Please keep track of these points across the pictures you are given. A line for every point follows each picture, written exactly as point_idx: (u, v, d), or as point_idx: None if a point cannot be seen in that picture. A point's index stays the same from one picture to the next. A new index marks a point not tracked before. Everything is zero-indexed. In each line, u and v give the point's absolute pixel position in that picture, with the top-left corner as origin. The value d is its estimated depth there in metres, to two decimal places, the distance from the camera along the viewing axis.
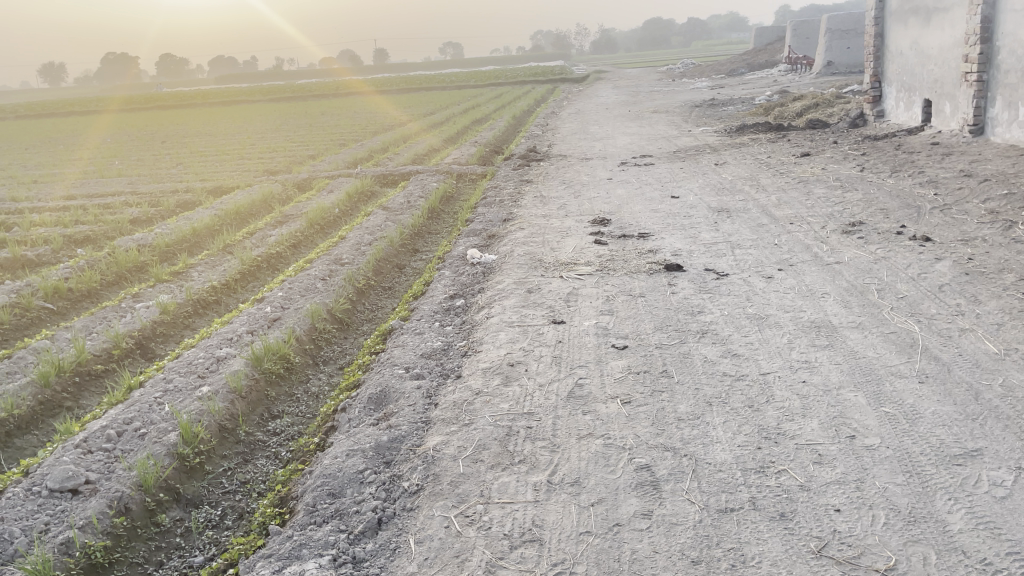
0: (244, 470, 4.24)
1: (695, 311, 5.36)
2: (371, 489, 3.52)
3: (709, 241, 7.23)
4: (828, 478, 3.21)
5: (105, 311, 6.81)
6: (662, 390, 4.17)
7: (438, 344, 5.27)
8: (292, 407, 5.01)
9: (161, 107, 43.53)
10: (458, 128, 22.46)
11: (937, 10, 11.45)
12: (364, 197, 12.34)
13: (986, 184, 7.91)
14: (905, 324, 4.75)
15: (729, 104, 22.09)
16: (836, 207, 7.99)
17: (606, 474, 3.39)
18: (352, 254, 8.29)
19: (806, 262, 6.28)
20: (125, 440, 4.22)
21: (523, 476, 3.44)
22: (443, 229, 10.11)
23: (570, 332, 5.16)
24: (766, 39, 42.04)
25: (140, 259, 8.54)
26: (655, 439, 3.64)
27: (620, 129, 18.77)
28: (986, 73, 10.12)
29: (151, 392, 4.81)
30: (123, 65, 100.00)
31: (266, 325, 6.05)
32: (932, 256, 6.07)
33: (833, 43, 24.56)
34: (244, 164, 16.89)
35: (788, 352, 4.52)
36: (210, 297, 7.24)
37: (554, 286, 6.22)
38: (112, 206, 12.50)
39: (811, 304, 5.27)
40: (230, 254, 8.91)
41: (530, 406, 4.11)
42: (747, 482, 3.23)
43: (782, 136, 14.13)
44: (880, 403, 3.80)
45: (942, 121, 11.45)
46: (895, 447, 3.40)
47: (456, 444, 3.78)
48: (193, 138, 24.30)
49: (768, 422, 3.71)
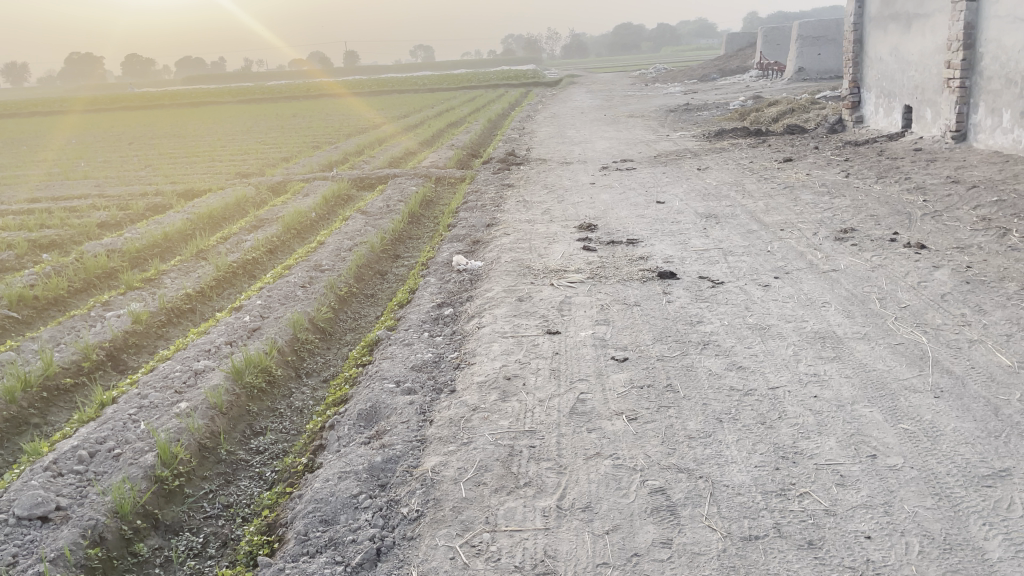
0: (226, 492, 3.99)
1: (694, 322, 5.18)
2: (367, 516, 3.29)
3: (699, 247, 7.08)
4: (854, 502, 3.05)
5: (73, 321, 6.49)
6: (668, 406, 3.98)
7: (429, 356, 5.04)
8: (275, 423, 4.76)
9: (127, 108, 42.68)
10: (434, 130, 22.19)
11: (918, 16, 11.45)
12: (341, 201, 12.04)
13: (975, 191, 7.85)
14: (913, 335, 4.62)
15: (705, 109, 22.08)
16: (825, 213, 7.90)
17: (619, 499, 3.19)
18: (332, 260, 8.03)
19: (802, 269, 6.14)
20: (98, 462, 3.95)
21: (530, 501, 3.23)
22: (423, 234, 9.87)
23: (566, 344, 4.96)
24: (737, 44, 42.13)
25: (109, 265, 8.22)
26: (666, 459, 3.46)
27: (598, 133, 18.64)
28: (969, 79, 10.12)
29: (126, 408, 4.53)
30: (87, 64, 98.35)
31: (245, 336, 5.78)
32: (929, 264, 5.97)
33: (804, 50, 24.68)
34: (216, 167, 16.54)
35: (795, 364, 4.37)
36: (184, 304, 6.95)
37: (545, 294, 6.02)
38: (79, 210, 12.09)
39: (814, 314, 5.13)
40: (203, 259, 8.59)
41: (531, 424, 3.90)
42: (769, 507, 3.06)
43: (763, 141, 14.09)
44: (897, 420, 3.65)
45: (923, 127, 11.47)
46: (920, 467, 3.25)
47: (456, 466, 3.56)
48: (162, 139, 23.88)
49: (783, 441, 3.55)
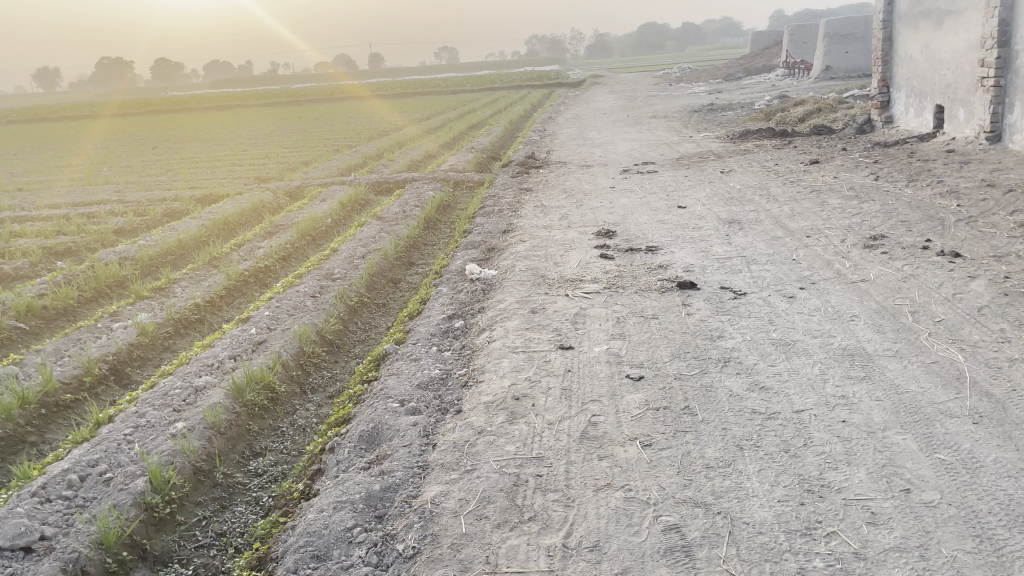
0: (220, 519, 3.82)
1: (715, 337, 4.92)
2: (361, 552, 3.10)
3: (721, 255, 6.82)
4: (886, 544, 2.80)
5: (79, 332, 6.36)
6: (685, 430, 3.74)
7: (436, 372, 4.84)
8: (275, 443, 4.58)
9: (155, 112, 43.08)
10: (456, 133, 22.03)
11: (950, 13, 11.07)
12: (358, 206, 11.92)
13: (1012, 195, 7.50)
14: (948, 353, 4.34)
15: (730, 109, 21.68)
16: (853, 219, 7.60)
17: (630, 537, 2.96)
18: (344, 268, 7.86)
19: (829, 279, 5.87)
20: (88, 487, 3.79)
21: (533, 539, 3.01)
22: (439, 240, 9.71)
23: (579, 360, 4.73)
24: (763, 43, 41.35)
25: (121, 273, 8.13)
26: (682, 492, 3.22)
27: (619, 135, 18.36)
28: (1004, 78, 9.75)
29: (121, 428, 4.38)
30: (115, 69, 99.75)
31: (250, 349, 5.62)
32: (965, 274, 5.67)
33: (832, 48, 24.17)
34: (236, 171, 16.49)
35: (821, 385, 4.10)
36: (192, 315, 6.82)
37: (560, 306, 5.80)
38: (97, 215, 12.07)
39: (841, 328, 4.86)
40: (216, 267, 8.47)
41: (539, 449, 3.68)
42: (793, 549, 2.82)
43: (789, 142, 13.76)
44: (933, 449, 3.38)
45: (955, 127, 11.09)
46: (958, 504, 2.99)
47: (457, 497, 3.35)
48: (185, 143, 23.99)
49: (808, 471, 3.29)
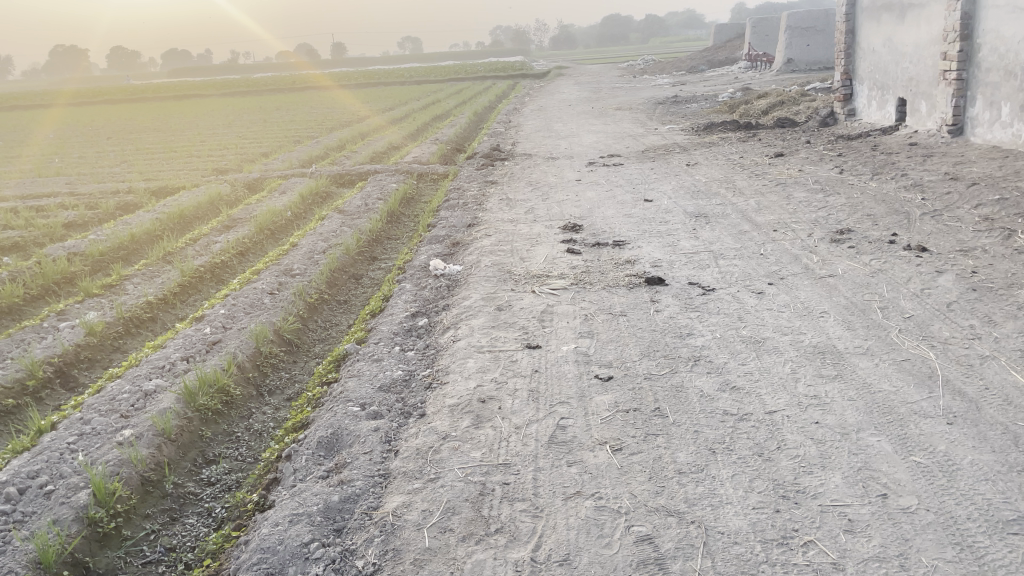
0: (170, 533, 3.62)
1: (684, 335, 4.82)
2: (318, 569, 2.94)
3: (689, 250, 6.73)
4: (865, 554, 2.71)
5: (23, 332, 6.08)
6: (657, 434, 3.62)
7: (399, 374, 4.68)
8: (230, 449, 4.38)
9: (110, 101, 41.94)
10: (420, 125, 21.74)
11: (913, 6, 11.10)
12: (319, 199, 11.65)
13: (975, 188, 7.52)
14: (919, 350, 4.29)
15: (694, 101, 21.65)
16: (819, 213, 7.56)
17: (600, 550, 2.83)
18: (304, 264, 7.62)
19: (797, 275, 5.80)
20: (27, 501, 3.56)
21: (500, 553, 2.87)
22: (403, 234, 9.51)
23: (547, 360, 4.59)
24: (725, 36, 41.53)
25: (69, 269, 7.81)
26: (654, 500, 3.10)
27: (585, 127, 18.26)
28: (966, 71, 9.79)
29: (65, 437, 4.14)
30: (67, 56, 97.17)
31: (203, 351, 5.39)
32: (932, 269, 5.63)
33: (793, 41, 24.30)
34: (192, 163, 16.05)
35: (794, 385, 4.01)
36: (144, 313, 6.56)
37: (526, 303, 5.66)
38: (46, 209, 11.63)
39: (811, 325, 4.79)
40: (170, 262, 8.18)
41: (505, 456, 3.53)
42: (770, 560, 2.71)
43: (753, 135, 13.77)
44: (908, 451, 3.31)
45: (917, 121, 11.15)
46: (936, 510, 2.91)
47: (420, 508, 3.20)
48: (140, 134, 23.28)
49: (783, 477, 3.19)
